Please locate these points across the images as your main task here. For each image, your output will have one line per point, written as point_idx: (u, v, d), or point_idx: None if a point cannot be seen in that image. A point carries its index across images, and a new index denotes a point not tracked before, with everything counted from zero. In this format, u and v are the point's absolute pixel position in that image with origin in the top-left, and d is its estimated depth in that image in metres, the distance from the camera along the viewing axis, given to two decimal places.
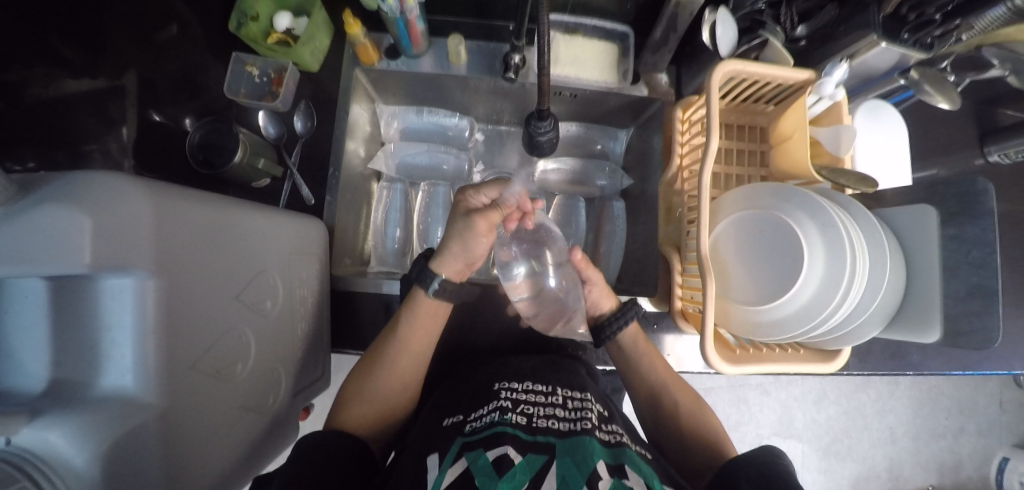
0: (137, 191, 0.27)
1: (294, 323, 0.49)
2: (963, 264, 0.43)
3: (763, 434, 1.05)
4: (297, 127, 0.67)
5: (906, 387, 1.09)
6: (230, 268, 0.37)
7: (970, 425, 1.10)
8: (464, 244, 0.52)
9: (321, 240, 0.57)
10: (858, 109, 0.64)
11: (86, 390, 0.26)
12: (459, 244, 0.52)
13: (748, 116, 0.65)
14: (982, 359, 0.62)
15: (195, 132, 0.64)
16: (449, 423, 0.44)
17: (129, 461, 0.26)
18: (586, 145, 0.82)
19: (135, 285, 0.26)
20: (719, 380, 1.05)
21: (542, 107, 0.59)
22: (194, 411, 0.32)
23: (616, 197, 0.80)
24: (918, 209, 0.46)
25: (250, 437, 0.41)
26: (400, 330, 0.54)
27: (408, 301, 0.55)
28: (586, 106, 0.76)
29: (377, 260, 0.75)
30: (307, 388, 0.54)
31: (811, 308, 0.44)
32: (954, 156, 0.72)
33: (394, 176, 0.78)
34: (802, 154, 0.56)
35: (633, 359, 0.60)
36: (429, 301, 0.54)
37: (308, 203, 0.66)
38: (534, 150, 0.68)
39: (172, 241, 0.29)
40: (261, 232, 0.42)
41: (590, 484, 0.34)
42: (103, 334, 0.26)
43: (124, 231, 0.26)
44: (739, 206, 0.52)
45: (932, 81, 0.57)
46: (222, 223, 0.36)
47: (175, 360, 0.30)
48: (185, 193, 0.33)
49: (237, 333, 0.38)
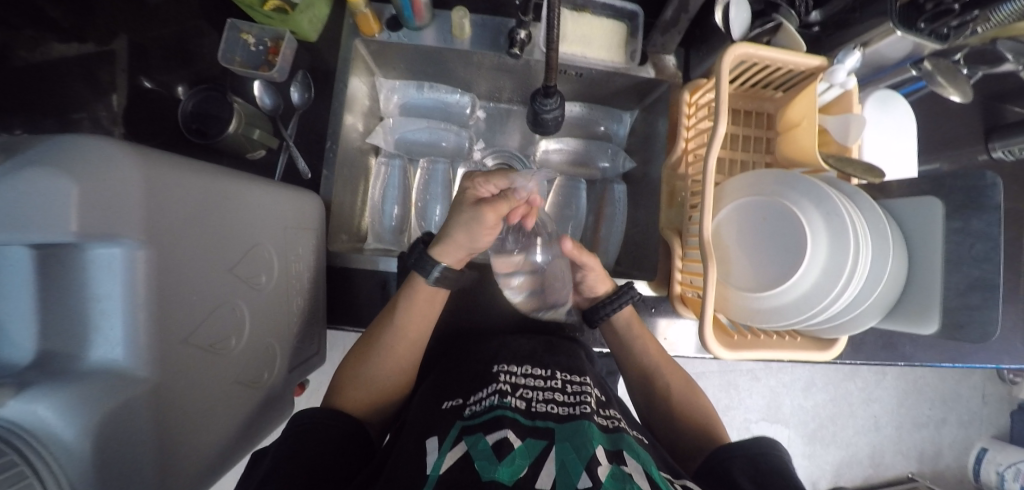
0: (127, 157, 0.26)
1: (289, 298, 0.48)
2: (968, 258, 0.43)
3: (750, 419, 1.07)
4: (294, 99, 0.66)
5: (892, 377, 1.11)
6: (224, 240, 0.36)
7: (953, 417, 1.13)
8: (470, 235, 0.50)
9: (318, 215, 0.56)
10: (868, 99, 0.63)
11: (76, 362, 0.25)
12: (463, 233, 0.50)
13: (756, 101, 0.64)
14: (972, 352, 0.63)
15: (187, 100, 0.61)
16: (447, 406, 0.44)
17: (120, 434, 0.25)
18: (589, 126, 0.80)
19: (125, 254, 0.25)
20: (711, 365, 1.06)
21: (548, 83, 0.58)
22: (185, 385, 0.31)
23: (618, 181, 0.79)
24: (923, 201, 0.46)
25: (245, 411, 0.41)
26: (398, 317, 0.54)
27: (406, 283, 0.54)
28: (590, 87, 0.74)
29: (375, 236, 0.74)
30: (304, 363, 0.55)
31: (809, 298, 0.45)
32: (958, 151, 0.71)
33: (393, 151, 0.76)
34: (810, 142, 0.56)
35: (633, 333, 0.60)
36: (427, 286, 0.54)
37: (305, 176, 0.65)
38: (539, 128, 0.66)
39: (162, 210, 0.28)
40: (255, 204, 0.41)
41: (588, 469, 0.34)
42: (92, 305, 0.25)
43: (112, 199, 0.24)
44: (742, 193, 0.51)
45: (945, 72, 0.56)
46: (215, 194, 0.35)
47: (166, 333, 0.29)
48: (175, 160, 0.31)
49: (230, 307, 0.37)
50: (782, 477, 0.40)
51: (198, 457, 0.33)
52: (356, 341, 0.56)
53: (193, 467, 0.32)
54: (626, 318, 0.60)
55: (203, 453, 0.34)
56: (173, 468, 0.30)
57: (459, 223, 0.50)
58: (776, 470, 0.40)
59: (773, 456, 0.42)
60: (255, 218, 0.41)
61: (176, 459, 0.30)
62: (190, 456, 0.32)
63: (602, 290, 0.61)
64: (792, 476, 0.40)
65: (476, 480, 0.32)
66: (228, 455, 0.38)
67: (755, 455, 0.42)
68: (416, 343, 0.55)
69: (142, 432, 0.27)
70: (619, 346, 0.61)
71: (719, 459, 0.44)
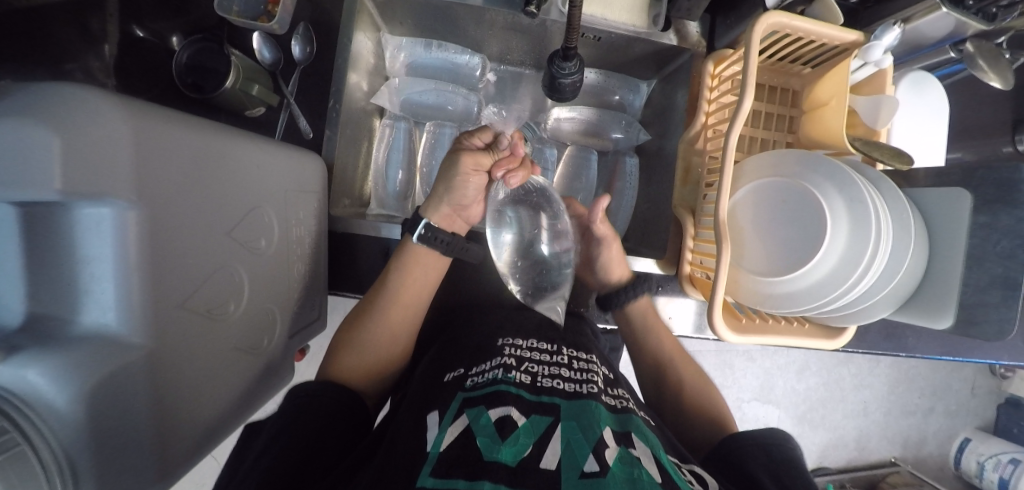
0: (112, 111, 0.24)
1: (289, 263, 0.47)
2: (992, 255, 0.42)
3: (742, 398, 1.10)
4: (295, 53, 0.62)
5: (886, 365, 1.14)
6: (224, 201, 0.35)
7: (940, 406, 1.17)
8: (450, 184, 0.51)
9: (319, 177, 0.54)
10: (902, 81, 0.58)
11: (66, 327, 0.24)
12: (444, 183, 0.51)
13: (782, 76, 0.61)
14: (974, 346, 0.63)
15: (181, 51, 0.58)
16: (449, 378, 0.45)
17: (116, 398, 0.25)
18: (602, 95, 0.77)
19: (115, 216, 0.24)
20: (708, 344, 1.08)
21: (568, 45, 0.54)
22: (182, 350, 0.31)
23: (630, 152, 0.76)
24: (953, 193, 0.44)
25: (246, 376, 0.42)
26: (389, 283, 0.53)
27: (396, 252, 0.54)
28: (609, 52, 0.70)
29: (377, 202, 0.72)
30: (304, 329, 0.55)
31: (824, 285, 0.44)
32: (982, 140, 0.69)
33: (398, 113, 0.73)
34: (838, 122, 0.53)
35: (652, 331, 0.61)
36: (417, 249, 0.53)
37: (306, 136, 0.62)
38: (553, 94, 0.62)
39: (153, 168, 0.27)
40: (255, 163, 0.40)
41: (596, 452, 0.34)
42: (79, 267, 0.24)
43: (97, 155, 0.23)
44: (762, 173, 0.50)
45: (988, 55, 0.52)
46: (213, 152, 0.34)
47: (160, 297, 0.28)
48: (165, 113, 0.29)
49: (230, 271, 0.37)
50: (794, 467, 0.41)
51: (197, 423, 0.33)
52: (352, 308, 0.56)
53: (192, 429, 0.33)
54: (641, 308, 0.61)
55: (203, 417, 0.34)
56: (172, 430, 0.30)
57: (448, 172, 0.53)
58: (788, 461, 0.41)
59: (785, 449, 0.42)
60: (254, 180, 0.40)
61: (174, 423, 0.30)
62: (188, 421, 0.32)
63: (619, 274, 0.62)
64: (802, 467, 0.41)
65: (478, 460, 0.32)
66: (226, 423, 0.39)
67: (769, 445, 0.43)
68: (415, 312, 0.55)
69: (140, 398, 0.27)
70: (632, 338, 0.63)
71: (732, 446, 0.44)
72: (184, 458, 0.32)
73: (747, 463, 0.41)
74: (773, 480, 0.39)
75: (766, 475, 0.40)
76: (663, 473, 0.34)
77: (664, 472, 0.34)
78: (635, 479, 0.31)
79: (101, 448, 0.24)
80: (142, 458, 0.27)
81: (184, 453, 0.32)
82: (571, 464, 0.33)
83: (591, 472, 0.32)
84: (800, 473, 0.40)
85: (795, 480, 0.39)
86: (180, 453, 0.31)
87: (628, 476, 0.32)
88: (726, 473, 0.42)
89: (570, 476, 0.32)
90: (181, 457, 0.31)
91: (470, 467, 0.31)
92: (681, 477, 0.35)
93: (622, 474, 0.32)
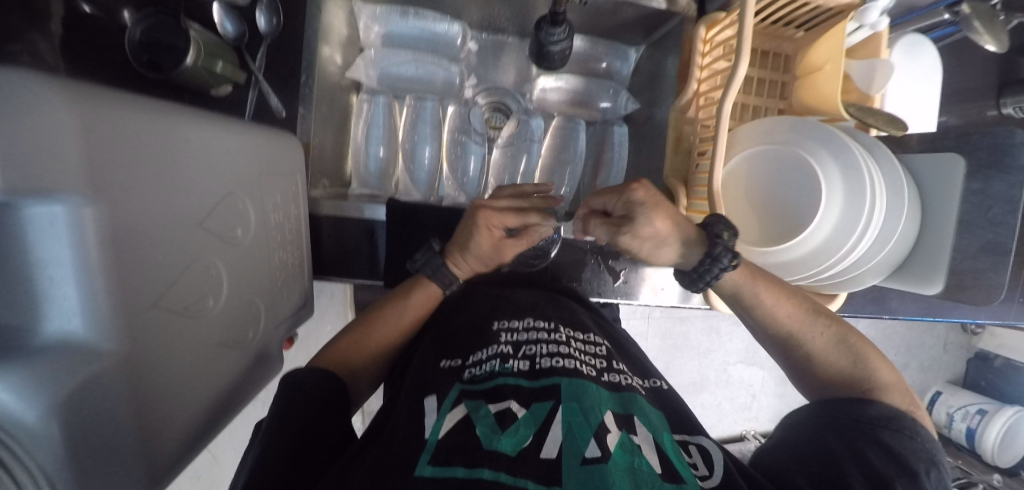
0: (56, 97, 0.21)
1: (270, 250, 0.46)
2: (984, 220, 0.48)
3: (728, 362, 1.17)
4: (260, 25, 0.57)
5: (864, 326, 1.19)
6: (191, 191, 0.33)
7: (914, 362, 1.24)
8: (483, 263, 0.54)
9: (296, 157, 0.51)
10: (898, 42, 0.57)
11: (27, 337, 0.21)
12: (478, 262, 0.54)
13: (775, 40, 0.58)
14: (953, 306, 0.65)
15: (134, 25, 0.51)
16: (446, 365, 0.45)
17: (91, 408, 0.24)
18: (589, 63, 0.73)
19: (69, 214, 0.22)
20: (695, 311, 1.14)
21: (557, 9, 0.51)
22: (158, 353, 0.29)
23: (618, 122, 0.74)
24: (946, 157, 0.48)
25: (232, 370, 0.40)
26: (400, 311, 0.54)
27: (409, 286, 0.55)
28: (596, 17, 0.67)
29: (359, 182, 0.69)
30: (292, 320, 0.54)
31: (818, 254, 0.46)
32: (966, 104, 0.68)
33: (375, 87, 0.68)
34: (833, 88, 0.51)
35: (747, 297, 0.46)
36: (424, 294, 0.54)
37: (279, 115, 0.58)
38: (541, 62, 0.59)
39: (105, 157, 0.24)
40: (223, 147, 0.37)
41: (598, 437, 0.33)
42: (33, 274, 0.22)
43: (38, 148, 0.20)
44: (755, 140, 0.50)
45: (983, 17, 0.52)
46: (172, 135, 0.31)
47: (129, 300, 0.26)
48: (120, 96, 0.27)
49: (205, 265, 0.35)
50: (888, 449, 0.36)
51: (182, 426, 0.32)
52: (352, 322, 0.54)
53: (178, 438, 0.32)
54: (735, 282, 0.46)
55: (187, 421, 0.33)
56: (157, 438, 0.29)
57: (459, 235, 0.52)
58: (889, 446, 0.36)
59: (887, 432, 0.38)
60: (223, 165, 0.37)
61: (159, 427, 0.29)
62: (175, 423, 0.31)
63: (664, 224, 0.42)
64: (902, 451, 0.36)
65: (477, 448, 0.32)
66: (213, 423, 0.38)
67: (868, 429, 0.38)
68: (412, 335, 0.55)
69: (117, 410, 0.25)
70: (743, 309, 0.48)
71: (817, 427, 0.40)
72: (173, 464, 0.31)
73: (833, 444, 0.38)
74: (863, 464, 0.35)
75: (851, 458, 0.36)
76: (665, 461, 0.33)
77: (665, 461, 0.33)
78: (634, 470, 0.30)
79: (85, 467, 0.23)
80: (124, 468, 0.26)
81: (173, 460, 0.31)
82: (572, 452, 0.32)
83: (592, 458, 0.31)
84: (899, 455, 0.36)
85: (893, 466, 0.35)
86: (169, 458, 0.31)
87: (628, 464, 0.31)
88: (795, 449, 0.39)
89: (572, 465, 0.31)
90: (171, 462, 0.31)
91: (469, 455, 0.31)
92: (681, 461, 0.34)
93: (622, 463, 0.31)
